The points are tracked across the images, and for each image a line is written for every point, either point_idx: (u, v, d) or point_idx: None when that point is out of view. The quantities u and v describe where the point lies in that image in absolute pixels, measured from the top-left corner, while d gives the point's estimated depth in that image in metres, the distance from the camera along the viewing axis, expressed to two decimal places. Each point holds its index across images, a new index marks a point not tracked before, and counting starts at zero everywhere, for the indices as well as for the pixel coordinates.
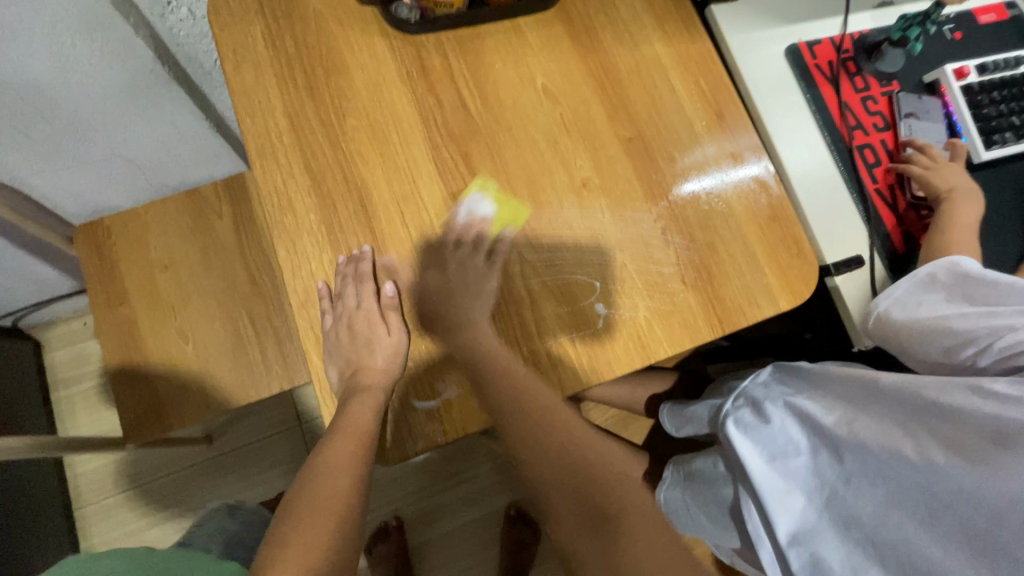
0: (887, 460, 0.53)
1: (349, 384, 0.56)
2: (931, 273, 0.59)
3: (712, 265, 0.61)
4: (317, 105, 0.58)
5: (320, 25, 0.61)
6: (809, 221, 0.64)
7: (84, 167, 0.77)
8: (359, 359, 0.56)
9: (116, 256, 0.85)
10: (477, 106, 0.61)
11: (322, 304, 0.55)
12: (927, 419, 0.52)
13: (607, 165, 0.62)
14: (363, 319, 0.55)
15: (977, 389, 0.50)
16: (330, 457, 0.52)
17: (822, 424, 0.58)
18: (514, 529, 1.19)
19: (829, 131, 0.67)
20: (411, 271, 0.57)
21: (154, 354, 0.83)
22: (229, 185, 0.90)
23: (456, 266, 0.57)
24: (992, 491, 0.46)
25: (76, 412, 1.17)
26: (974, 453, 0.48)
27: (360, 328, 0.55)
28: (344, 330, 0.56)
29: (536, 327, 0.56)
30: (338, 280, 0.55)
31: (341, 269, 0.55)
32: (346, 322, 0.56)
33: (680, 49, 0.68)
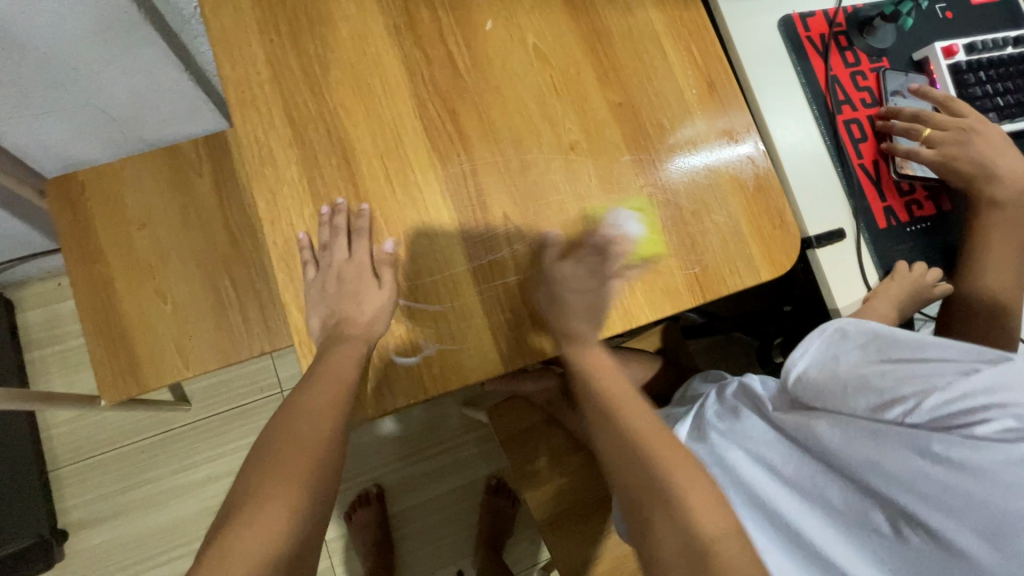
0: (854, 519, 0.54)
1: (332, 335, 0.55)
2: (842, 328, 0.55)
3: (697, 234, 0.61)
4: (301, 55, 0.57)
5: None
6: (794, 194, 0.64)
7: (55, 115, 0.74)
8: (342, 309, 0.54)
9: (93, 211, 0.83)
10: (465, 62, 0.60)
11: (304, 254, 0.54)
12: (884, 484, 0.50)
13: (596, 129, 0.61)
14: (352, 270, 0.55)
15: (924, 451, 0.47)
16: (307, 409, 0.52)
17: (787, 475, 0.58)
18: (493, 499, 1.21)
19: (818, 105, 0.67)
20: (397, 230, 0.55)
21: (130, 312, 0.81)
22: (209, 143, 0.88)
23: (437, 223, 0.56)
24: (965, 564, 0.47)
25: (50, 374, 1.15)
26: (942, 535, 0.47)
27: (347, 279, 0.55)
28: (327, 276, 0.55)
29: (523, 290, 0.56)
30: (325, 231, 0.54)
31: (324, 221, 0.54)
32: (333, 274, 0.55)
33: (672, 16, 0.67)
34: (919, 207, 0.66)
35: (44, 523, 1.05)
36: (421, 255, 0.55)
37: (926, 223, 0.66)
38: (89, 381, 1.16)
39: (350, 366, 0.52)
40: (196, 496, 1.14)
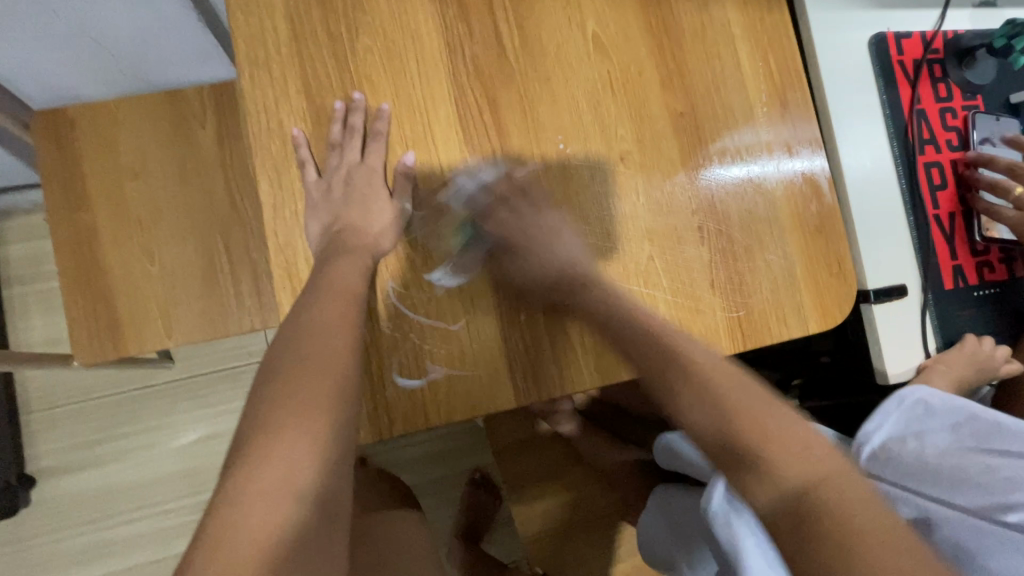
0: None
1: (330, 241, 0.48)
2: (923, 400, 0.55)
3: (746, 273, 0.55)
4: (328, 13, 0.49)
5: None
6: (856, 239, 0.58)
7: (44, 43, 0.66)
8: (348, 216, 0.48)
9: (83, 153, 0.76)
10: (513, 43, 0.52)
11: (302, 151, 0.48)
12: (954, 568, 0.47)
13: (651, 140, 0.54)
14: (365, 176, 0.50)
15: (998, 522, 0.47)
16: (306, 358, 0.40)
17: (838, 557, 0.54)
18: (475, 494, 1.18)
19: (898, 142, 0.60)
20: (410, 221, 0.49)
21: (114, 269, 0.75)
22: (216, 92, 0.80)
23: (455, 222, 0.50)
24: None
25: (30, 314, 1.09)
26: None
27: (358, 185, 0.49)
28: (327, 238, 0.47)
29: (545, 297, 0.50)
30: (339, 130, 0.48)
31: (336, 118, 0.48)
32: (342, 178, 0.49)
33: (754, 18, 0.58)
34: (989, 270, 0.60)
35: (11, 469, 1.02)
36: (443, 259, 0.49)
37: (994, 288, 0.60)
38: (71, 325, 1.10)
39: None
40: (170, 457, 1.09)
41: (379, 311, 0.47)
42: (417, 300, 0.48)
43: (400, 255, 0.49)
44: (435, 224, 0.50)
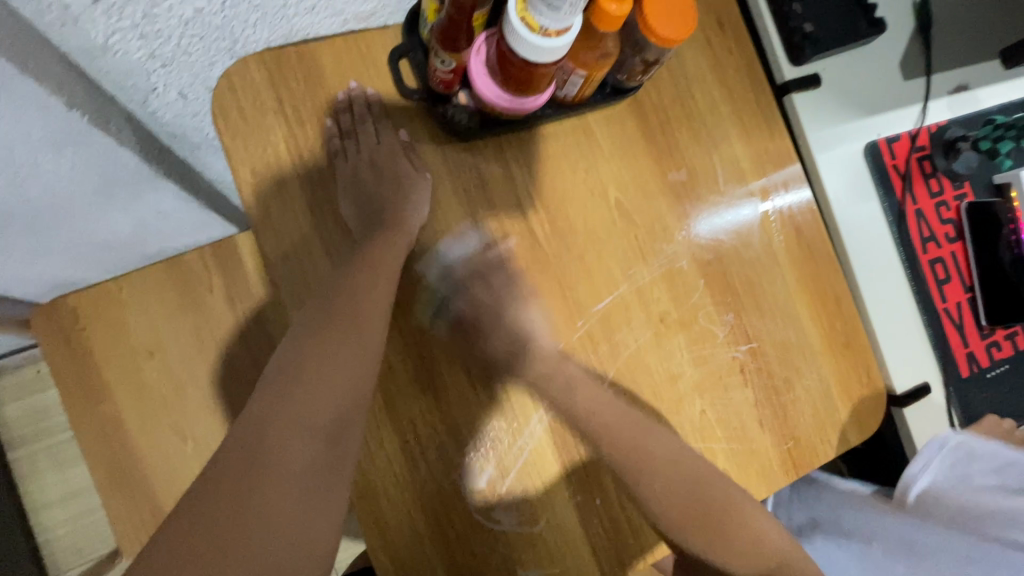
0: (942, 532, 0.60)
1: (369, 220, 0.50)
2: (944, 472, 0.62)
3: (790, 404, 0.58)
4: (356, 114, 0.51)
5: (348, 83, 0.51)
6: (879, 346, 0.62)
7: (43, 259, 0.63)
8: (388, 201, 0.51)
9: (91, 342, 0.73)
10: (543, 228, 0.53)
11: (330, 139, 0.51)
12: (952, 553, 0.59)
13: (685, 295, 0.56)
14: (386, 155, 0.53)
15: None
16: (343, 328, 0.44)
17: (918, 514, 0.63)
18: None
19: (904, 245, 0.63)
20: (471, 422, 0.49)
21: (147, 456, 0.73)
22: (217, 252, 0.77)
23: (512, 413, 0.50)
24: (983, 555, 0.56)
25: (40, 472, 1.05)
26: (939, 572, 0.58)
27: (384, 165, 0.52)
28: (405, 462, 0.47)
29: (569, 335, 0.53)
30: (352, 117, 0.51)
31: (342, 106, 0.51)
32: (366, 161, 0.53)
33: (758, 147, 0.61)
34: (998, 349, 0.64)
35: None
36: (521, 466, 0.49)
37: (1004, 365, 0.65)
38: (86, 475, 1.07)
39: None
40: None
41: (462, 526, 0.48)
42: (496, 505, 0.48)
43: (478, 480, 0.48)
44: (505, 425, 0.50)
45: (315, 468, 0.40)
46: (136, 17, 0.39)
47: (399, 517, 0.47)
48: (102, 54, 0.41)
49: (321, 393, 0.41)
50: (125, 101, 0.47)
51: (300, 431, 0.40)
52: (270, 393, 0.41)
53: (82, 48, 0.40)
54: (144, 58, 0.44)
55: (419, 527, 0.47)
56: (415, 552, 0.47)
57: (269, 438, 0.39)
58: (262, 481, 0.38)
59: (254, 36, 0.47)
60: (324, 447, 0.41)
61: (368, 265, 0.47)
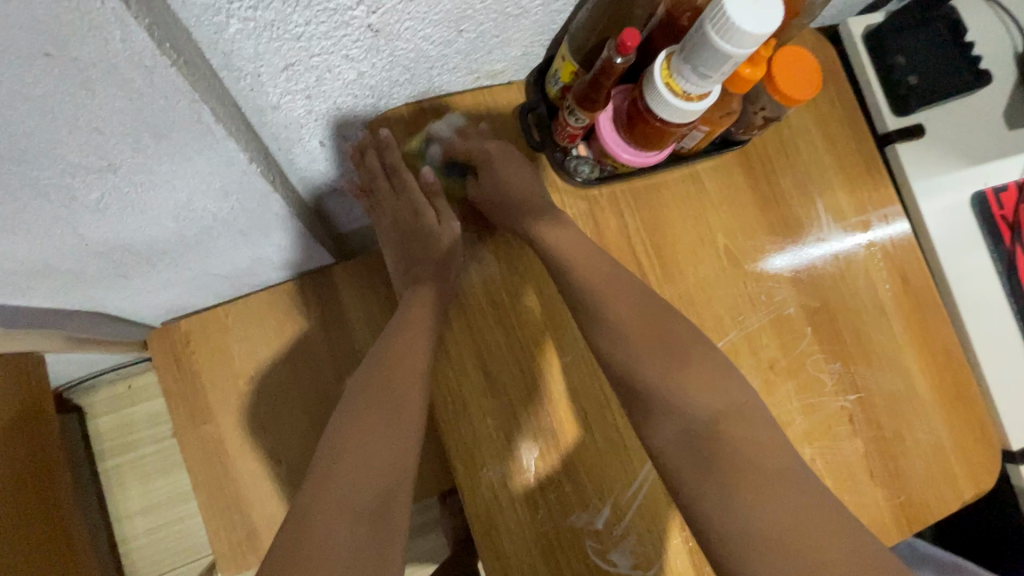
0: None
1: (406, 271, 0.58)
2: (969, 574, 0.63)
3: (900, 456, 0.56)
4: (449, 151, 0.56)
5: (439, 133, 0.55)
6: (994, 400, 0.60)
7: (170, 287, 0.68)
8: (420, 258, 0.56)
9: (200, 364, 0.77)
10: (655, 273, 0.55)
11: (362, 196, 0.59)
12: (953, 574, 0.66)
13: (793, 342, 0.56)
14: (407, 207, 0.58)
15: None
16: (388, 398, 0.48)
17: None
18: None
19: (1017, 297, 0.61)
20: (584, 465, 0.50)
21: (245, 476, 0.77)
22: (317, 282, 0.81)
23: (622, 456, 0.50)
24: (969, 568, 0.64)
25: (125, 484, 1.10)
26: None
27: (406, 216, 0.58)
28: (524, 499, 0.49)
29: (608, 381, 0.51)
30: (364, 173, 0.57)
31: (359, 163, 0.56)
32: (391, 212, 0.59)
33: (863, 196, 0.61)
34: None
35: None
36: (630, 510, 0.50)
37: None
38: (167, 488, 1.11)
39: None
40: None
41: (578, 567, 0.48)
42: (612, 547, 0.49)
43: (593, 523, 0.49)
44: (600, 471, 0.50)
45: (377, 532, 0.43)
46: (309, 81, 0.44)
47: (522, 557, 0.48)
48: (272, 111, 0.46)
49: (368, 466, 0.45)
50: (276, 152, 0.52)
51: (355, 498, 0.44)
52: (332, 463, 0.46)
53: (259, 107, 0.44)
54: (303, 114, 0.48)
55: (538, 566, 0.48)
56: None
57: (326, 506, 0.43)
58: (315, 550, 0.41)
59: (396, 94, 0.51)
60: (381, 512, 0.44)
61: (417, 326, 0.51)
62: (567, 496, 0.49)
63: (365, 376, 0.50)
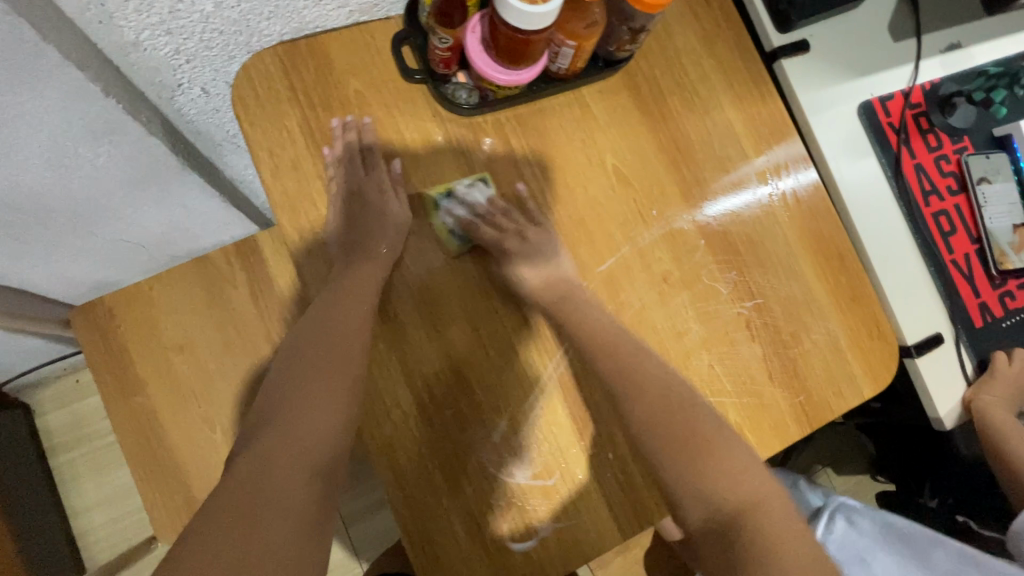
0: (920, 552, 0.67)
1: (346, 248, 0.52)
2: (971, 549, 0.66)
3: (798, 358, 0.58)
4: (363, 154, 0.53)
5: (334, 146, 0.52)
6: (887, 299, 0.62)
7: (81, 256, 0.68)
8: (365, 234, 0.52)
9: (125, 338, 0.77)
10: (546, 197, 0.56)
11: (327, 168, 0.52)
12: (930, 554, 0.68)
13: (686, 256, 0.58)
14: (374, 188, 0.53)
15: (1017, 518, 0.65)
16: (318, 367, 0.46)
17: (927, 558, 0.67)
18: None
19: (904, 198, 0.64)
20: (479, 380, 0.51)
21: (180, 445, 0.77)
22: (241, 249, 0.81)
23: (514, 367, 0.52)
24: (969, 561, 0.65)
25: (80, 477, 1.10)
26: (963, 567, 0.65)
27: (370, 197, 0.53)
28: (422, 424, 0.50)
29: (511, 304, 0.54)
30: (341, 146, 0.52)
31: (335, 135, 0.52)
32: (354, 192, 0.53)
33: (752, 112, 0.62)
34: (1012, 299, 0.64)
35: None
36: (528, 424, 0.51)
37: (1020, 314, 0.64)
38: (123, 480, 1.11)
39: (460, 526, 0.49)
40: None
41: (476, 477, 0.49)
42: (509, 457, 0.50)
43: (490, 435, 0.50)
44: (499, 389, 0.51)
45: (312, 501, 0.41)
46: (163, 13, 0.43)
47: (426, 480, 0.49)
48: (134, 50, 0.45)
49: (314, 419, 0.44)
50: (155, 97, 0.52)
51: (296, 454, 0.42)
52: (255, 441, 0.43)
53: (117, 44, 0.44)
54: (170, 53, 0.48)
55: (436, 477, 0.49)
56: (436, 511, 0.49)
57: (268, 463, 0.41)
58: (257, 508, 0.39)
59: (268, 30, 0.51)
60: (320, 481, 0.43)
61: (342, 296, 0.49)
62: (464, 411, 0.51)
63: (294, 350, 0.48)
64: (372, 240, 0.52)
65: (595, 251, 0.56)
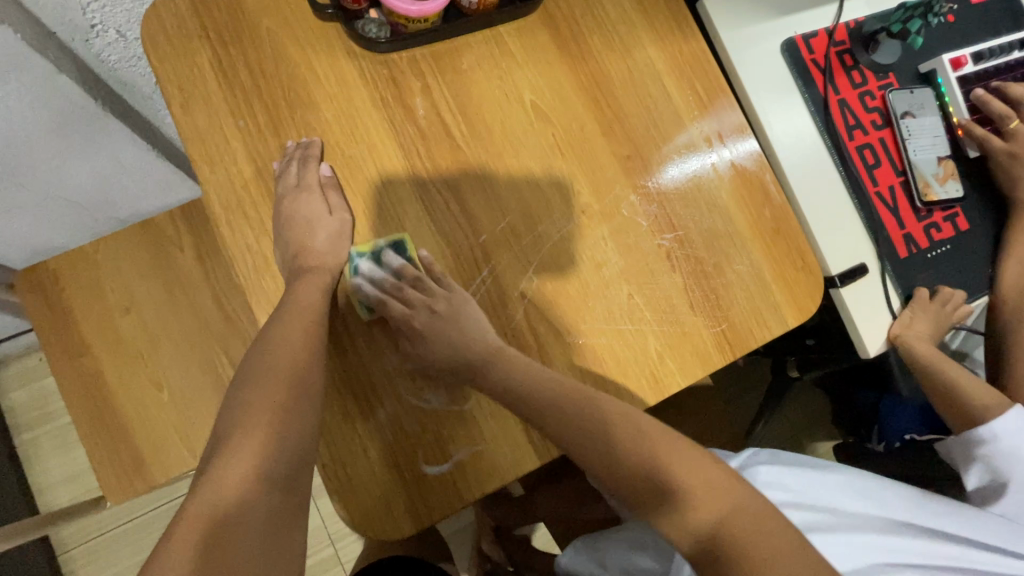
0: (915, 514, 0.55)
1: (292, 269, 0.51)
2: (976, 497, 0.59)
3: (719, 288, 0.58)
4: (302, 168, 0.51)
5: (284, 161, 0.52)
6: (811, 230, 0.62)
7: (16, 213, 0.68)
8: (303, 245, 0.51)
9: (69, 300, 0.77)
10: (462, 132, 0.56)
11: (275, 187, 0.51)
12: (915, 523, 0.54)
13: (606, 189, 0.58)
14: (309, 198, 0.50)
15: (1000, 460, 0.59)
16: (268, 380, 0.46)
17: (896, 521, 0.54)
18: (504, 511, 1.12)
19: (828, 132, 0.64)
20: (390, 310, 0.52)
21: (126, 404, 0.77)
22: (185, 212, 0.81)
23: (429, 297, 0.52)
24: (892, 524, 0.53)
25: (44, 454, 1.10)
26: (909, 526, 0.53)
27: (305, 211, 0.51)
28: (342, 375, 0.50)
29: (425, 236, 0.54)
30: (285, 161, 0.52)
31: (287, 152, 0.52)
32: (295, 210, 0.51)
33: (674, 50, 0.63)
34: (937, 230, 0.64)
35: None
36: (443, 353, 0.51)
37: (945, 245, 0.64)
38: (87, 457, 1.11)
39: (376, 455, 0.48)
40: None
41: (391, 404, 0.50)
42: (424, 384, 0.50)
43: (405, 363, 0.51)
44: (412, 318, 0.51)
45: (270, 514, 0.40)
46: None
47: (348, 436, 0.49)
48: None
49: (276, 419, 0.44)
50: (66, 38, 0.52)
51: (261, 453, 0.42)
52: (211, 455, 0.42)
53: None
54: None
55: (348, 405, 0.49)
56: (349, 437, 0.49)
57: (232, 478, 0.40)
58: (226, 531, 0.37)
59: None
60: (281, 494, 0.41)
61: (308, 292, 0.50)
62: (379, 340, 0.51)
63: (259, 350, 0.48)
64: (318, 254, 0.51)
65: (512, 183, 0.56)
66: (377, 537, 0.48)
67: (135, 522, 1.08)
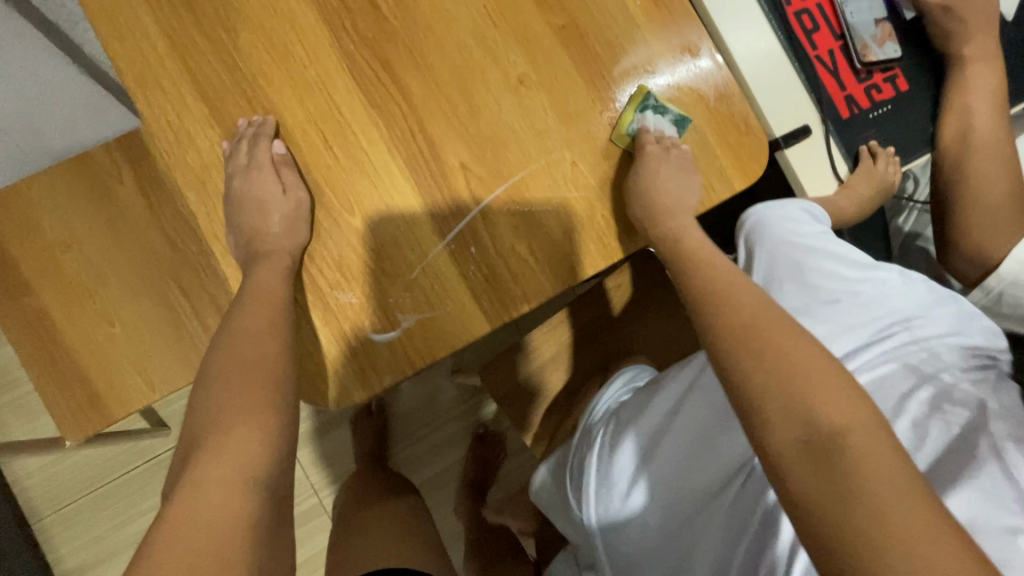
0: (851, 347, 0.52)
1: (249, 253, 0.50)
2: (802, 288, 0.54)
3: (663, 154, 0.57)
4: (253, 146, 0.49)
5: (234, 141, 0.50)
6: (753, 95, 0.62)
7: None
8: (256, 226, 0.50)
9: (5, 239, 0.74)
10: (388, 3, 0.54)
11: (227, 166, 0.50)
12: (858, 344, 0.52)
13: (543, 59, 0.57)
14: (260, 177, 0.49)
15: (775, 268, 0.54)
16: (230, 365, 0.44)
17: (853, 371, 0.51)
18: (481, 450, 1.12)
19: None
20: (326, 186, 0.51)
21: (77, 342, 0.74)
22: (121, 143, 0.78)
23: (366, 169, 0.51)
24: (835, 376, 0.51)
25: (7, 425, 1.07)
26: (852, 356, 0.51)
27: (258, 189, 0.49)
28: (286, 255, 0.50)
29: (355, 109, 0.52)
30: (236, 141, 0.50)
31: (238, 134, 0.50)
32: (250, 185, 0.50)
33: None
34: (878, 91, 0.65)
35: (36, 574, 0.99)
36: (371, 236, 0.50)
37: (886, 106, 0.65)
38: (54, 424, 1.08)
39: (325, 331, 0.49)
40: None
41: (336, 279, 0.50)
42: (367, 258, 0.50)
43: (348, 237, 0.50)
44: (348, 193, 0.51)
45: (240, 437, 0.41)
46: None
47: (298, 324, 0.49)
48: None
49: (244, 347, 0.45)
50: None
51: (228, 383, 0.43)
52: (183, 432, 0.41)
53: None
54: None
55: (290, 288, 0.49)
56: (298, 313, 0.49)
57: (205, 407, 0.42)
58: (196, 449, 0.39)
59: None
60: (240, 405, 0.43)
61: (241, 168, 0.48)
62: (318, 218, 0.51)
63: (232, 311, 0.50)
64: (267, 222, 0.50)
65: (444, 55, 0.54)
66: (335, 406, 0.48)
67: (110, 485, 1.05)
